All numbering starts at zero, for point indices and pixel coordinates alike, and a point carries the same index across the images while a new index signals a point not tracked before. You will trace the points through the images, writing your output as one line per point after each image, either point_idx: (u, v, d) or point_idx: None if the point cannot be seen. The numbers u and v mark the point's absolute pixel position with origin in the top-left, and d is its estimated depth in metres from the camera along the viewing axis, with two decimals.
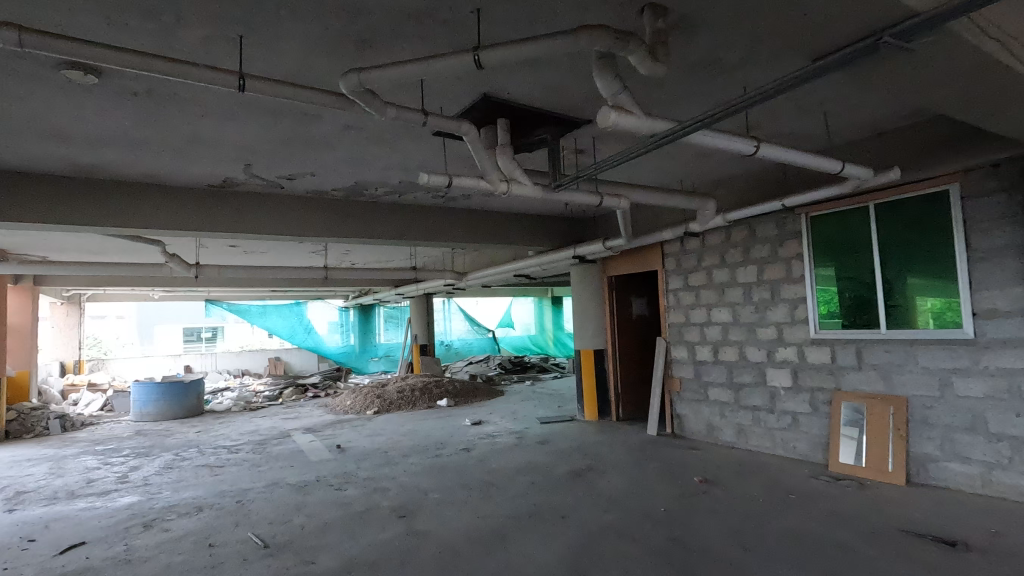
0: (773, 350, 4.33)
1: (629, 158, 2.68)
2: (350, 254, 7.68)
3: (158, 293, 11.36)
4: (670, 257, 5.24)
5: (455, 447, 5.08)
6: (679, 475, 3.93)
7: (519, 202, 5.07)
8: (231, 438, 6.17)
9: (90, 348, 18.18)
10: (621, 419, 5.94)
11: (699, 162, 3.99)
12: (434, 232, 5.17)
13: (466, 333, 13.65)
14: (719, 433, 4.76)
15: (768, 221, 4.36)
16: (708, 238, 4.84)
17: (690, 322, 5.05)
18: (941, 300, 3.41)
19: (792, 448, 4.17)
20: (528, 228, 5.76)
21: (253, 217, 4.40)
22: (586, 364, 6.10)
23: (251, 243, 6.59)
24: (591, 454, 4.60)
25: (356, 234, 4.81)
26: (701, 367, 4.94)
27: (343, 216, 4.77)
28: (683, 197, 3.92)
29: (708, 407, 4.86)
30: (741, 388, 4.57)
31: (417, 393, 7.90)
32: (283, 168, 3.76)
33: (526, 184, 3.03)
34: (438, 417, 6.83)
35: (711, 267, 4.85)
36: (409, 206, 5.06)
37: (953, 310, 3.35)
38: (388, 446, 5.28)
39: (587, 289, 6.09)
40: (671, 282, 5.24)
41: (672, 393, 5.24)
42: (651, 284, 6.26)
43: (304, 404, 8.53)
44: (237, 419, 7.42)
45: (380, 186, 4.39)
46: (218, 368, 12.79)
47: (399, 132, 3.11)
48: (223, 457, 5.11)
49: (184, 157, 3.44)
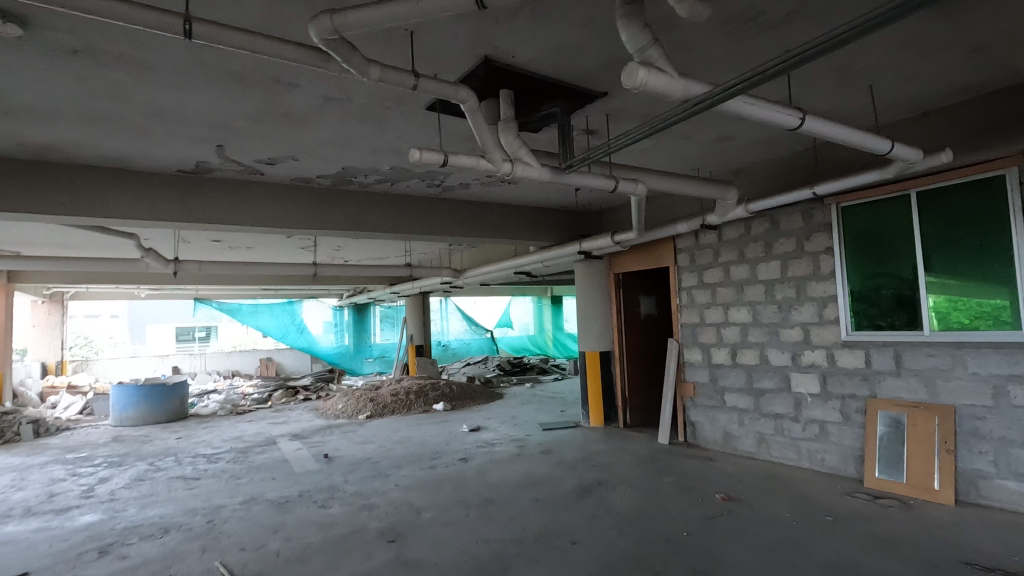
0: (799, 353, 3.98)
1: (652, 133, 2.31)
2: (341, 250, 7.33)
3: (145, 292, 10.96)
4: (682, 253, 4.88)
5: (452, 457, 4.71)
6: (699, 491, 3.57)
7: (522, 192, 4.70)
8: (213, 445, 5.78)
9: (79, 348, 17.73)
10: (628, 425, 5.58)
11: (720, 146, 3.63)
12: (430, 225, 4.80)
13: (464, 333, 13.25)
14: (738, 443, 4.40)
15: (793, 212, 4.01)
16: (726, 231, 4.48)
17: (705, 323, 4.69)
18: (944, 298, 3.28)
19: (821, 461, 3.82)
20: (530, 222, 5.39)
21: (231, 206, 4.02)
22: (592, 368, 5.72)
23: (236, 236, 6.23)
24: (599, 466, 4.23)
25: (345, 226, 4.43)
26: (716, 371, 4.58)
27: (332, 206, 4.39)
28: (703, 185, 3.56)
29: (725, 414, 4.50)
30: (762, 394, 4.21)
31: (412, 397, 7.53)
32: (261, 150, 3.38)
33: (533, 165, 2.66)
34: (434, 422, 6.46)
35: (728, 262, 4.49)
36: (403, 196, 4.69)
37: (960, 310, 3.21)
38: (380, 456, 4.90)
39: (592, 287, 5.72)
40: (684, 279, 4.88)
41: (685, 399, 4.87)
42: (660, 282, 5.90)
43: (294, 407, 8.14)
44: (222, 423, 7.03)
45: (370, 173, 4.02)
46: (208, 369, 12.38)
47: (388, 106, 2.75)
48: (201, 468, 4.73)
49: (147, 135, 3.06)
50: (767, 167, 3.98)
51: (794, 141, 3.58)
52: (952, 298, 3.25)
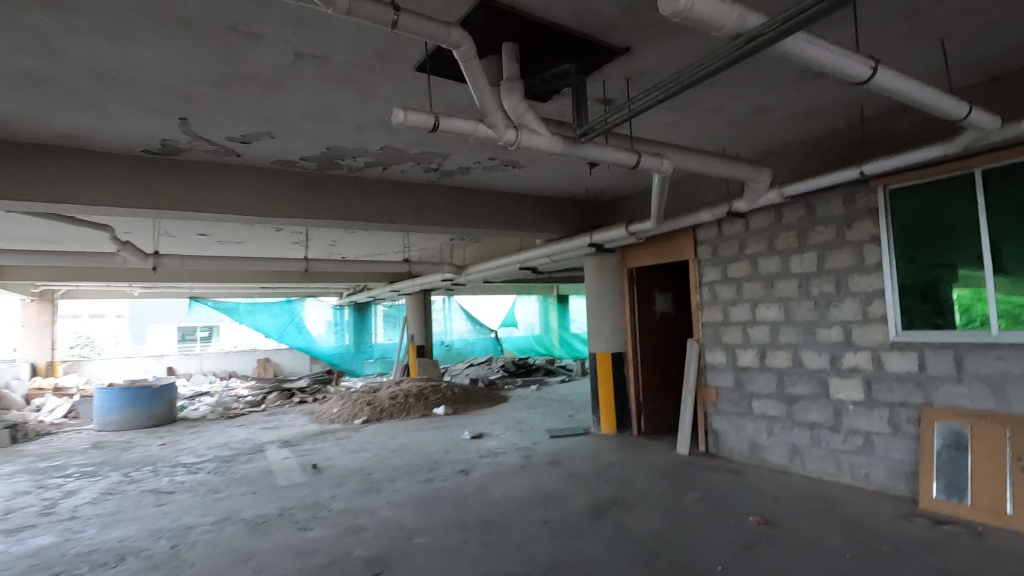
0: (838, 355, 3.55)
1: (691, 82, 1.89)
2: (337, 244, 6.96)
3: (138, 291, 10.63)
4: (704, 245, 4.46)
5: (451, 469, 4.30)
6: (729, 512, 3.14)
7: (527, 177, 4.29)
8: (197, 453, 5.39)
9: (77, 349, 17.44)
10: (643, 433, 5.15)
11: (753, 121, 3.21)
12: (427, 215, 4.39)
13: (468, 333, 12.87)
14: (768, 455, 3.97)
15: (831, 198, 3.58)
16: (753, 220, 4.06)
17: (730, 321, 4.27)
18: (967, 291, 3.01)
19: (864, 476, 3.41)
20: (537, 213, 4.98)
21: (204, 192, 3.62)
22: (604, 372, 5.30)
23: (223, 230, 5.86)
24: (614, 480, 3.81)
25: (334, 216, 4.03)
26: (742, 374, 4.16)
27: (319, 193, 3.99)
28: (735, 165, 3.15)
29: (753, 423, 4.07)
30: (796, 400, 3.79)
31: (411, 400, 7.13)
32: (233, 125, 2.98)
33: (542, 133, 2.25)
34: (434, 428, 6.05)
35: (756, 254, 4.06)
36: (398, 182, 4.28)
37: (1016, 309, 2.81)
38: (374, 467, 4.49)
39: (603, 284, 5.30)
40: (706, 274, 4.46)
41: (706, 405, 4.44)
42: (676, 278, 5.48)
43: (288, 411, 7.75)
44: (210, 428, 6.65)
45: (360, 155, 3.62)
46: (204, 370, 12.04)
47: (371, 66, 2.34)
48: (178, 480, 4.34)
49: (97, 107, 2.66)
50: (804, 147, 3.55)
51: (838, 114, 3.16)
52: (975, 291, 2.98)
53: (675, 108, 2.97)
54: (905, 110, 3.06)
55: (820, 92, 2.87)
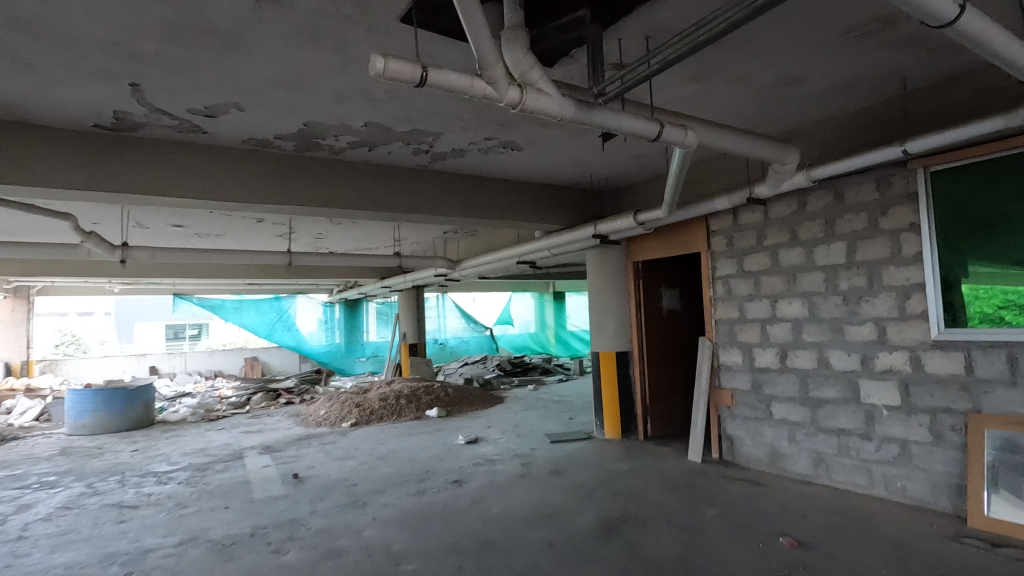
0: (870, 355, 3.23)
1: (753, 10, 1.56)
2: (323, 237, 6.59)
3: (118, 287, 10.20)
4: (718, 236, 4.13)
5: (443, 479, 3.95)
6: (754, 531, 2.81)
7: (527, 160, 3.94)
8: (170, 460, 5.01)
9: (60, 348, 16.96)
10: (650, 437, 4.83)
11: (782, 94, 2.87)
12: (418, 203, 4.03)
13: (462, 331, 12.51)
14: (790, 464, 3.65)
15: (863, 182, 3.25)
16: (773, 208, 3.73)
17: (746, 318, 3.94)
18: (981, 287, 2.81)
19: (900, 489, 3.09)
20: (536, 201, 4.63)
21: (167, 173, 3.25)
22: (607, 372, 4.94)
23: (198, 220, 5.48)
24: (623, 492, 3.48)
25: (314, 202, 3.66)
26: (760, 376, 3.84)
27: (298, 177, 3.63)
28: (762, 144, 2.81)
29: (773, 429, 3.75)
30: (821, 405, 3.47)
31: (402, 401, 6.76)
32: (194, 93, 2.61)
33: (552, 94, 1.90)
34: (426, 431, 5.69)
35: (777, 245, 3.73)
36: (385, 166, 3.92)
37: None
38: (360, 476, 4.14)
39: (607, 279, 4.97)
40: (720, 267, 4.13)
41: (720, 408, 4.11)
42: (683, 273, 5.15)
43: (272, 413, 7.37)
44: (188, 433, 6.25)
45: (341, 133, 3.25)
46: (188, 369, 11.62)
47: (348, 15, 1.98)
48: (145, 492, 3.97)
49: (28, 67, 2.28)
50: (835, 125, 3.23)
51: (876, 87, 2.83)
52: (1000, 288, 2.74)
53: (698, 78, 2.63)
54: (952, 82, 2.73)
55: (862, 58, 2.53)
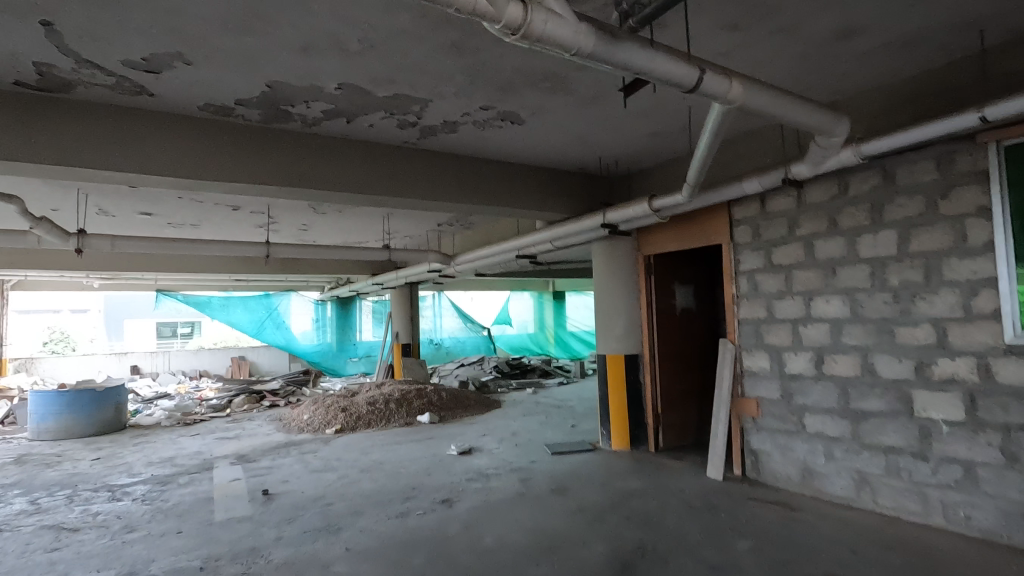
0: (926, 362, 2.77)
1: None
2: (307, 229, 6.12)
3: (97, 282, 9.73)
4: (742, 226, 3.68)
5: (430, 498, 3.49)
6: (797, 571, 2.36)
7: (528, 137, 3.49)
8: (132, 471, 4.55)
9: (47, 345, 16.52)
10: (661, 449, 4.38)
11: (833, 52, 2.42)
12: (405, 186, 3.58)
13: (458, 331, 12.07)
14: (826, 485, 3.20)
15: (919, 161, 2.80)
16: (809, 193, 3.28)
17: (775, 318, 3.49)
18: None
19: (964, 519, 2.64)
20: (538, 187, 4.18)
21: (110, 144, 2.79)
22: (615, 377, 4.48)
23: (167, 208, 5.01)
24: (638, 518, 3.02)
25: (283, 181, 3.21)
26: (791, 384, 3.39)
27: (265, 151, 3.17)
28: (810, 110, 2.36)
29: (807, 444, 3.30)
30: (866, 418, 3.02)
31: (391, 406, 6.30)
32: (126, 39, 2.15)
33: (564, 17, 1.44)
34: (416, 440, 5.23)
35: (812, 235, 3.29)
36: (367, 142, 3.47)
37: None
38: (337, 494, 3.67)
39: (616, 275, 4.52)
40: (744, 260, 3.68)
41: (743, 419, 3.66)
42: (697, 269, 4.72)
43: (253, 418, 6.89)
44: (159, 439, 5.78)
45: (313, 98, 2.79)
46: (172, 369, 11.14)
47: None
48: (92, 511, 3.49)
49: None
50: (889, 94, 2.78)
51: (946, 43, 2.38)
52: None
53: (737, 27, 2.17)
54: None
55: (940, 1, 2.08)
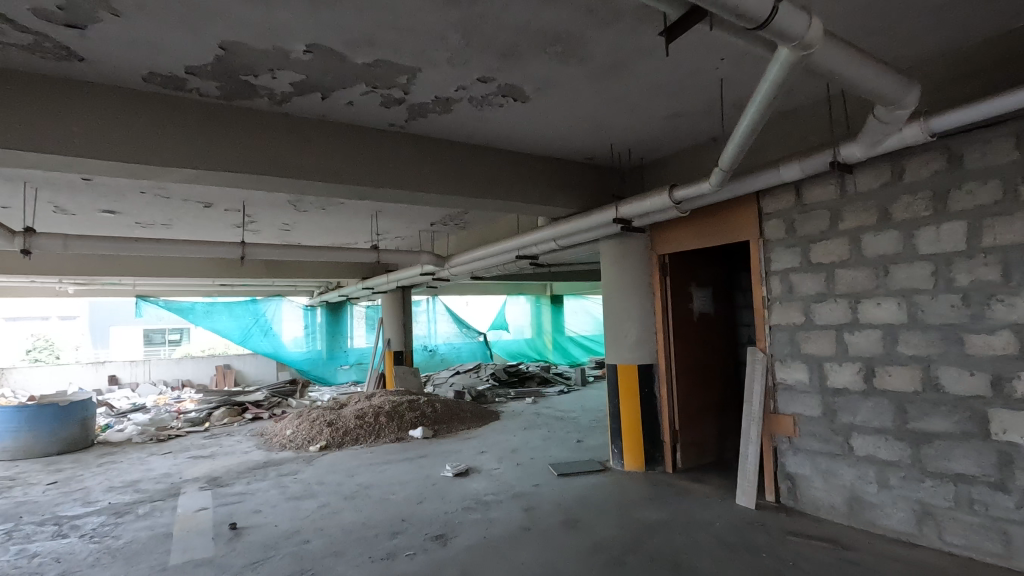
0: (1006, 376, 2.35)
1: None
2: (289, 229, 5.66)
3: (71, 287, 9.24)
4: (774, 220, 3.27)
5: (420, 534, 3.03)
6: None
7: (532, 119, 3.06)
8: (88, 499, 4.06)
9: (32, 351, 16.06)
10: (680, 470, 3.95)
11: (906, 2, 1.99)
12: (392, 175, 3.15)
13: (454, 337, 11.63)
14: (879, 517, 2.77)
15: (995, 139, 2.38)
16: (854, 180, 2.87)
17: (814, 324, 3.07)
18: None
19: None
20: (542, 179, 3.75)
21: (34, 121, 2.33)
22: (627, 390, 4.06)
23: (130, 206, 4.53)
24: (664, 561, 2.57)
25: (247, 168, 2.76)
26: (835, 399, 2.96)
27: (225, 132, 2.71)
28: (882, 71, 1.93)
29: (855, 469, 2.87)
30: (928, 441, 2.59)
31: (381, 419, 5.83)
32: None
33: None
34: (408, 458, 4.78)
35: (858, 229, 2.86)
36: (347, 124, 3.02)
37: None
38: (315, 528, 3.20)
39: (627, 277, 4.10)
40: (776, 259, 3.27)
41: (776, 438, 3.23)
42: (715, 270, 4.32)
43: (232, 433, 6.41)
44: (127, 459, 5.29)
45: (279, 66, 2.34)
46: (153, 379, 10.62)
47: None
48: (29, 553, 3.02)
49: None
50: (962, 60, 2.35)
51: None
52: None
53: None
54: None
55: None
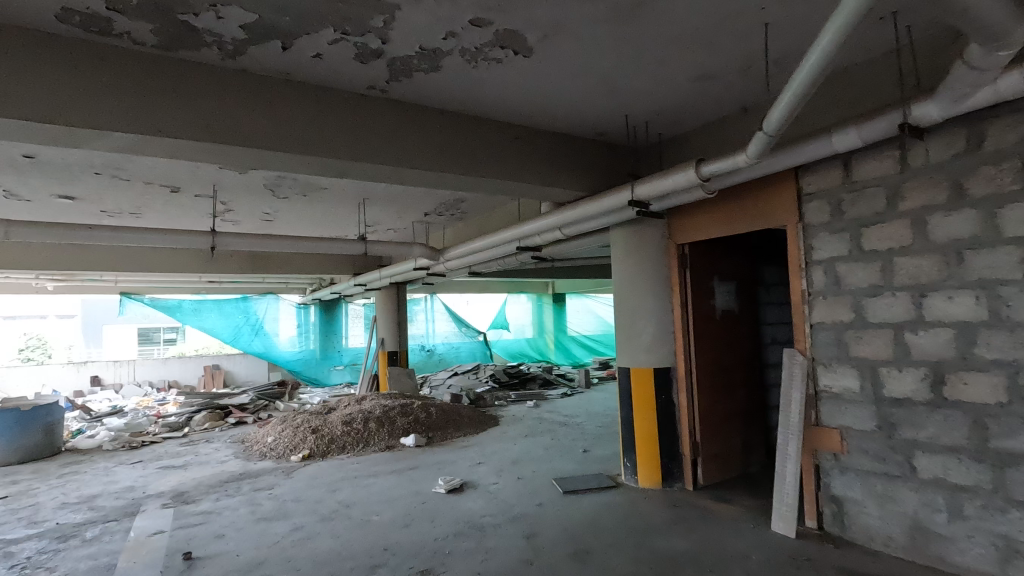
0: None
1: None
2: (271, 219, 5.21)
3: (50, 284, 8.81)
4: (817, 201, 2.81)
5: (402, 568, 2.57)
6: None
7: (535, 80, 2.60)
8: (35, 518, 3.61)
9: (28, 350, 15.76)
10: (701, 487, 3.50)
11: None
12: (372, 147, 2.70)
13: (453, 336, 11.18)
14: (951, 553, 2.31)
15: None
16: (919, 151, 2.41)
17: (868, 323, 2.61)
18: None
19: None
20: (547, 157, 3.29)
21: None
22: (641, 397, 3.60)
23: (86, 190, 4.07)
24: None
25: (197, 136, 2.31)
26: (894, 411, 2.50)
27: (168, 91, 2.26)
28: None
29: (919, 495, 2.41)
30: (1017, 463, 2.13)
31: (371, 425, 5.38)
32: None
33: None
34: (397, 470, 4.32)
35: (924, 209, 2.40)
36: (318, 86, 2.56)
37: None
38: (281, 559, 2.75)
39: (641, 270, 3.64)
40: (819, 247, 2.82)
41: (819, 454, 2.78)
42: (738, 262, 3.87)
43: (211, 439, 5.95)
44: (90, 470, 4.83)
45: (222, 1, 1.89)
46: (137, 380, 10.19)
47: None
48: None
49: None
50: None
51: None
52: None
53: None
54: None
55: None
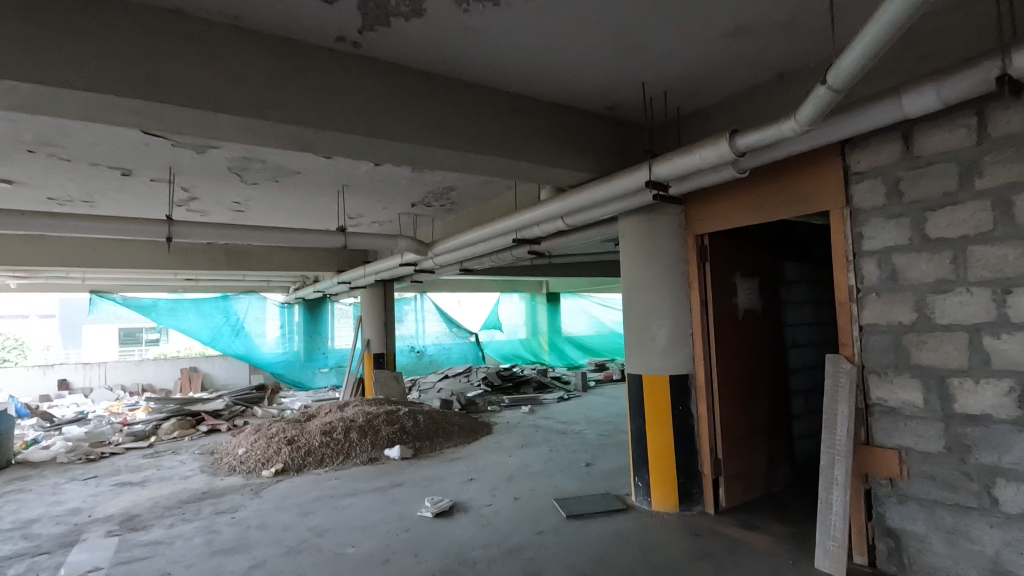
0: None
1: None
2: (242, 208, 4.72)
3: (13, 281, 8.25)
4: (868, 181, 2.40)
5: None
6: None
7: (538, 31, 2.15)
8: None
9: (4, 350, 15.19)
10: (723, 510, 3.08)
11: None
12: (342, 113, 2.25)
13: (443, 336, 10.71)
14: None
15: None
16: (1005, 115, 1.98)
17: (933, 325, 2.20)
18: None
19: None
20: (550, 133, 2.85)
21: None
22: (654, 408, 3.17)
23: (25, 172, 3.57)
24: None
25: (120, 90, 1.85)
26: (967, 430, 2.09)
27: (79, 33, 1.80)
28: None
29: (1002, 533, 1.99)
30: None
31: (352, 435, 4.92)
32: None
33: None
34: (378, 488, 3.86)
35: (1009, 186, 1.98)
36: (276, 36, 2.10)
37: None
38: None
39: (655, 264, 3.20)
40: (871, 235, 2.40)
41: (871, 479, 2.37)
42: (760, 256, 3.45)
43: (178, 451, 5.45)
44: (36, 487, 4.32)
45: None
46: (108, 383, 9.65)
47: None
48: None
49: None
50: None
51: None
52: None
53: None
54: None
55: None
